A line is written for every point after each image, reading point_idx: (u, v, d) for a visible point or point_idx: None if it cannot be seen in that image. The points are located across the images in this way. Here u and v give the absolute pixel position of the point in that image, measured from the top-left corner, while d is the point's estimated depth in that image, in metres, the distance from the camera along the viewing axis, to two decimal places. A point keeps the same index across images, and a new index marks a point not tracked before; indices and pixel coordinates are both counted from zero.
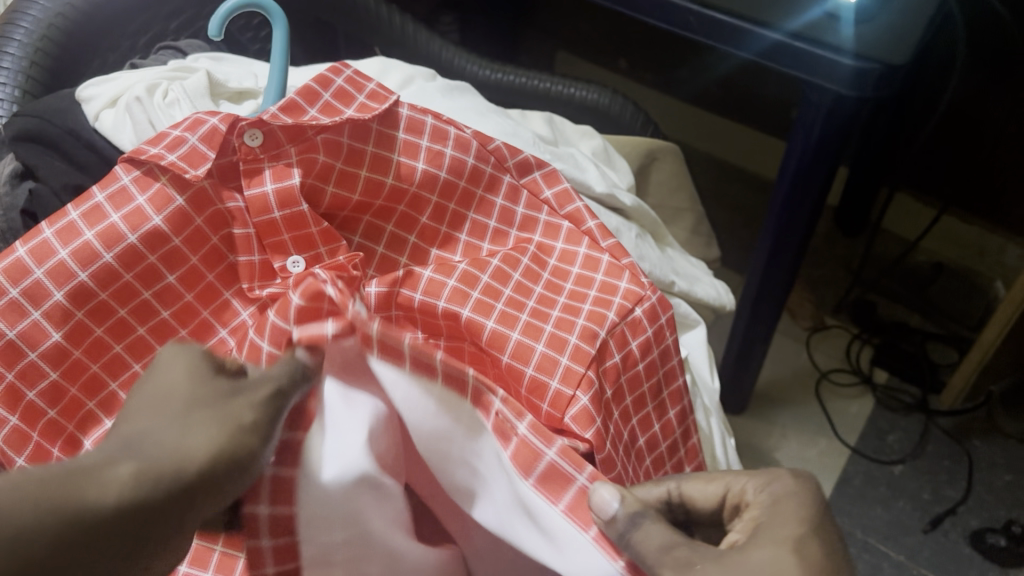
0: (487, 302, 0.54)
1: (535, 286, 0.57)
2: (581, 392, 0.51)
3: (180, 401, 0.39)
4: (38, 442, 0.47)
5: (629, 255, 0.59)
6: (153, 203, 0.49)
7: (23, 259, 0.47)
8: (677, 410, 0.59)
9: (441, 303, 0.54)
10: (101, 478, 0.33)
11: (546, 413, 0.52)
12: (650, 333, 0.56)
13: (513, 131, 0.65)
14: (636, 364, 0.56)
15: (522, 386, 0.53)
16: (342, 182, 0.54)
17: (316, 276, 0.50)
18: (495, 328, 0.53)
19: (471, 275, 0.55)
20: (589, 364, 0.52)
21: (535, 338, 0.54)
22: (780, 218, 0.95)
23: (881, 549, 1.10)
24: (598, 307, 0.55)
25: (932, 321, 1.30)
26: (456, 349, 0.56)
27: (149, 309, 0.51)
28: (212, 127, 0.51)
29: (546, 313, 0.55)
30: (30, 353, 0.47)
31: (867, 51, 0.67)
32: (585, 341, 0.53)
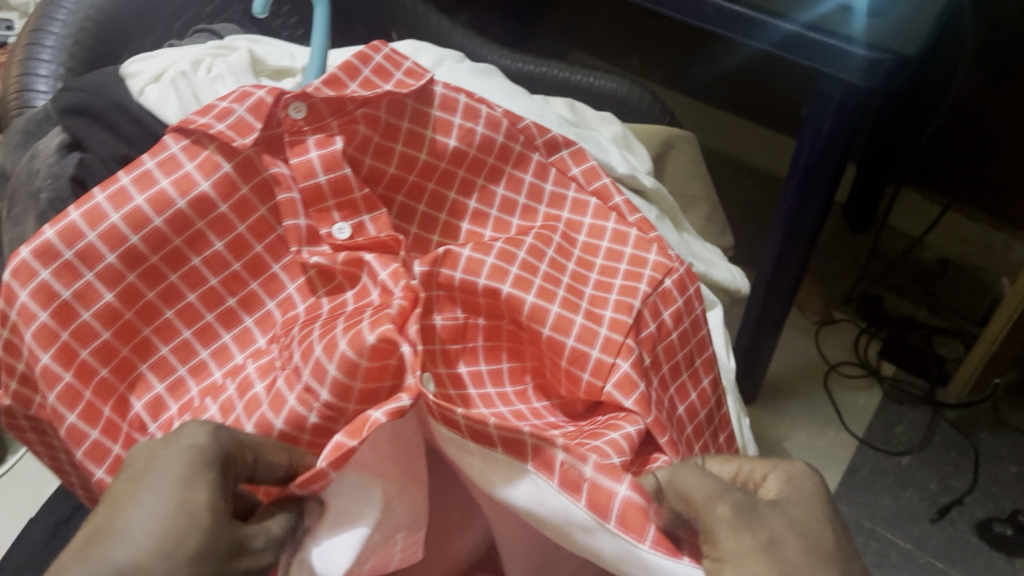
0: (525, 277, 0.56)
1: (567, 263, 0.59)
2: (621, 358, 0.54)
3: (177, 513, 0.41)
4: (91, 400, 0.49)
5: (654, 229, 0.61)
6: (201, 170, 0.51)
7: (77, 223, 0.49)
8: (711, 378, 0.61)
9: (481, 280, 0.56)
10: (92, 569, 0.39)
11: (588, 381, 0.54)
12: (680, 303, 0.58)
13: (541, 112, 0.68)
14: (670, 334, 0.58)
15: (562, 357, 0.55)
16: (379, 155, 0.57)
17: (366, 261, 0.53)
18: (536, 302, 0.55)
19: (509, 252, 0.57)
20: (628, 332, 0.54)
21: (573, 312, 0.56)
22: (793, 206, 0.97)
23: (889, 537, 1.12)
24: (630, 281, 0.57)
25: (939, 315, 1.32)
26: (494, 329, 0.58)
27: (197, 276, 0.52)
28: (259, 99, 0.52)
29: (580, 290, 0.57)
30: (83, 313, 0.49)
31: (878, 40, 0.69)
32: (621, 312, 0.55)
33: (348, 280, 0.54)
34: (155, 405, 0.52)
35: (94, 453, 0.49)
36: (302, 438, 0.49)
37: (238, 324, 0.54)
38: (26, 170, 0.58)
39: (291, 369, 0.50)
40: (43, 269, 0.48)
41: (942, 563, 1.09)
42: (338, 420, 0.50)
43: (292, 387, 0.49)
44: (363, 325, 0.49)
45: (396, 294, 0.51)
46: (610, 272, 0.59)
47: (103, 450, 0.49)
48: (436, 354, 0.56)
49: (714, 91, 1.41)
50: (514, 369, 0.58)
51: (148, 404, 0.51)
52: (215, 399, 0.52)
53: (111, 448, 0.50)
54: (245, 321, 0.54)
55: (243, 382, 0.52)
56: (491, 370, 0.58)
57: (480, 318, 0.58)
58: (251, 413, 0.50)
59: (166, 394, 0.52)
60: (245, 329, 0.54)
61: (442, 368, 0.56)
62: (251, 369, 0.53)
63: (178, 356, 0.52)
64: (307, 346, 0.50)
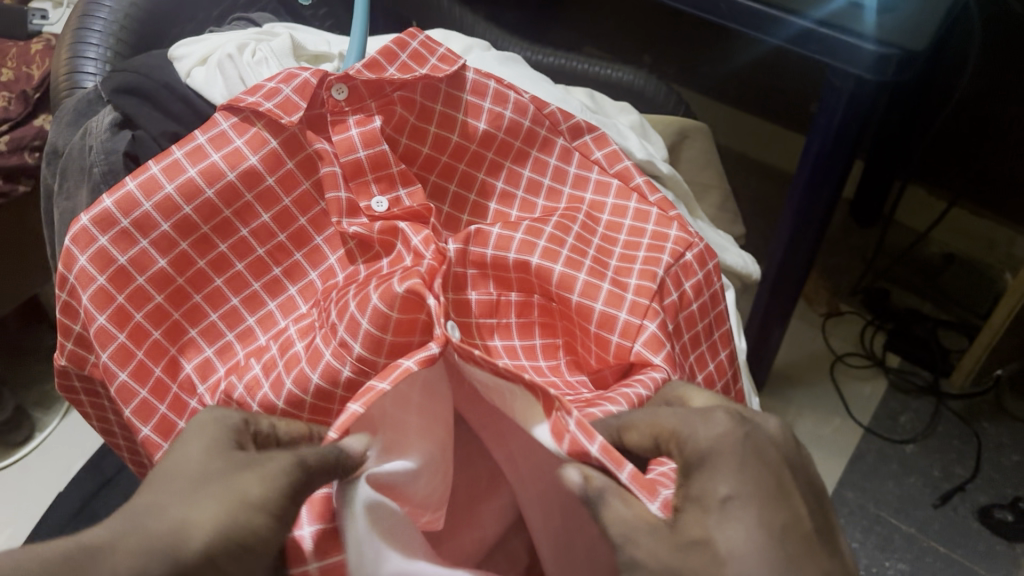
0: (553, 249, 0.58)
1: (593, 239, 0.61)
2: (648, 320, 0.56)
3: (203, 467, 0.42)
4: (143, 359, 0.52)
5: (675, 209, 0.64)
6: (250, 146, 0.55)
7: (133, 193, 0.52)
8: (728, 352, 0.64)
9: (511, 254, 0.59)
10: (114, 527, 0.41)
11: (617, 343, 0.56)
12: (700, 277, 0.61)
13: (564, 99, 0.71)
14: (691, 304, 0.61)
15: (592, 322, 0.57)
16: (414, 136, 0.61)
17: (400, 228, 0.55)
18: (564, 272, 0.58)
19: (537, 228, 0.60)
20: (653, 297, 0.57)
21: (600, 279, 0.58)
22: (803, 199, 1.00)
23: (893, 521, 1.15)
24: (654, 252, 0.60)
25: (943, 307, 1.34)
26: (526, 306, 0.60)
27: (246, 246, 0.56)
28: (304, 81, 0.56)
29: (606, 262, 0.60)
30: (138, 278, 0.52)
31: (888, 36, 0.72)
32: (645, 279, 0.58)
33: (383, 249, 0.56)
34: (204, 368, 0.55)
35: (142, 411, 0.53)
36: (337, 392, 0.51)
37: (283, 293, 0.57)
38: (78, 146, 0.62)
39: (330, 328, 0.52)
40: (102, 235, 0.52)
41: (944, 547, 1.12)
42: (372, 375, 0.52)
43: (328, 343, 0.52)
44: (392, 281, 0.51)
45: (426, 257, 0.53)
46: (634, 247, 0.61)
47: (150, 408, 0.53)
48: (470, 326, 0.59)
49: (723, 86, 1.44)
50: (547, 346, 0.60)
51: (198, 366, 0.55)
52: (258, 360, 0.54)
53: (157, 407, 0.53)
54: (289, 289, 0.57)
55: (284, 342, 0.55)
56: (524, 345, 0.60)
57: (512, 294, 0.60)
58: (290, 368, 0.52)
59: (215, 357, 0.55)
60: (289, 297, 0.57)
61: (478, 340, 0.59)
62: (292, 330, 0.55)
63: (227, 322, 0.56)
64: (344, 307, 0.52)
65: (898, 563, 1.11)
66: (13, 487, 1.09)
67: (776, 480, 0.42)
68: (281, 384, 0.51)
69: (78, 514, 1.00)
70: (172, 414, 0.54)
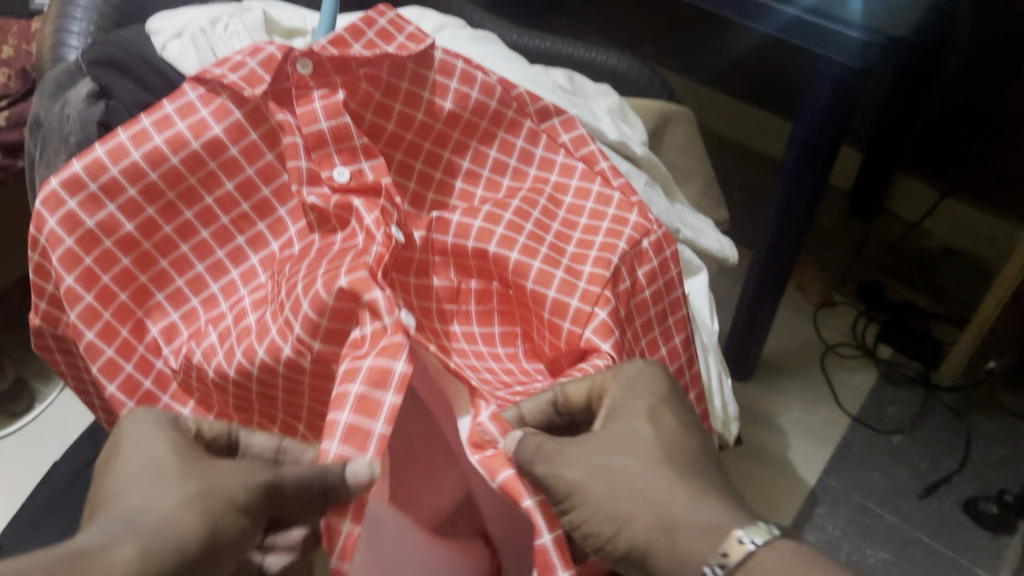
0: (510, 236, 0.59)
1: (552, 223, 0.62)
2: (598, 307, 0.56)
3: (180, 468, 0.47)
4: (108, 320, 0.54)
5: (637, 194, 0.65)
6: (215, 116, 0.56)
7: (101, 158, 0.54)
8: (682, 337, 0.64)
9: (470, 241, 0.60)
10: (104, 561, 0.42)
11: (568, 330, 0.57)
12: (654, 263, 0.62)
13: (535, 78, 0.71)
14: (643, 290, 0.61)
15: (545, 309, 0.58)
16: (379, 112, 0.61)
17: (355, 205, 0.56)
18: (519, 259, 0.58)
19: (496, 215, 0.61)
20: (605, 285, 0.57)
21: (554, 267, 0.59)
22: (790, 188, 1.00)
23: (877, 511, 1.13)
24: (610, 238, 0.60)
25: (941, 302, 1.31)
26: (486, 293, 0.61)
27: (211, 214, 0.57)
28: (269, 55, 0.57)
29: (563, 248, 0.61)
30: (105, 240, 0.54)
31: (875, 25, 0.72)
32: (600, 266, 0.58)
33: (339, 223, 0.58)
34: (170, 331, 0.56)
35: (108, 368, 0.54)
36: (278, 366, 0.52)
37: (245, 263, 0.59)
38: (58, 116, 0.63)
39: (278, 305, 0.53)
40: (70, 198, 0.53)
41: (929, 538, 1.10)
42: (308, 357, 0.52)
43: (275, 319, 0.53)
44: (340, 270, 0.52)
45: (375, 240, 0.54)
46: (593, 228, 0.62)
47: (116, 366, 0.55)
48: (430, 310, 0.60)
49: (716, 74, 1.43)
50: (506, 333, 0.61)
51: (163, 329, 0.56)
52: (215, 326, 0.56)
53: (123, 366, 0.55)
54: (251, 259, 0.59)
55: (238, 312, 0.57)
56: (484, 332, 0.61)
57: (473, 282, 0.61)
58: (242, 339, 0.54)
59: (179, 322, 0.56)
60: (250, 267, 0.59)
61: (438, 323, 0.60)
62: (247, 301, 0.57)
63: (192, 288, 0.57)
64: (292, 291, 0.52)
65: (881, 552, 1.09)
66: (12, 456, 1.10)
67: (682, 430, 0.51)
68: (233, 353, 0.53)
69: (72, 483, 0.95)
70: (136, 372, 0.55)
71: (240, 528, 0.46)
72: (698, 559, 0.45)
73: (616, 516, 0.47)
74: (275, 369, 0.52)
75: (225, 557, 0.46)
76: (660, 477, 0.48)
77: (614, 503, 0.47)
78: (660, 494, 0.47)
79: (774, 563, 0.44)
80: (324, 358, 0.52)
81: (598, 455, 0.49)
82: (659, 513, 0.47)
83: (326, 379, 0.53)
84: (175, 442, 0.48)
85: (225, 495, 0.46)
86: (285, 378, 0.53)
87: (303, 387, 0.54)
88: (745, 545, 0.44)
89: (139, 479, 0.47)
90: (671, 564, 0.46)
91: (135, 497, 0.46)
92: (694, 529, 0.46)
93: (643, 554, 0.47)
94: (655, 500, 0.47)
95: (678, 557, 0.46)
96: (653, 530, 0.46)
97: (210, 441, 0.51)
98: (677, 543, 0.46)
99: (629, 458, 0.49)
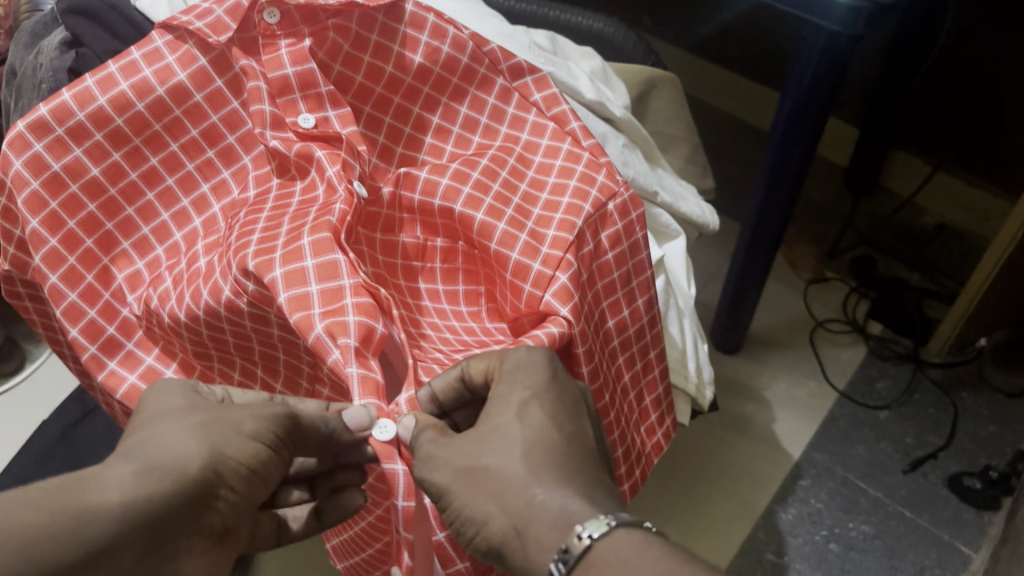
0: (476, 197, 0.59)
1: (519, 184, 0.62)
2: (559, 272, 0.56)
3: (185, 409, 0.49)
4: (73, 264, 0.55)
5: (607, 155, 0.64)
6: (180, 62, 0.56)
7: (67, 103, 0.54)
8: (646, 299, 0.65)
9: (436, 200, 0.59)
10: (102, 481, 0.43)
11: (529, 292, 0.57)
12: (619, 226, 0.62)
13: (510, 34, 0.74)
14: (606, 254, 0.61)
15: (508, 269, 0.58)
16: (348, 63, 0.61)
17: (316, 156, 0.56)
18: (484, 220, 0.59)
19: (462, 173, 0.61)
20: (568, 249, 0.57)
21: (518, 229, 0.59)
22: (776, 155, 0.96)
23: (859, 485, 1.12)
24: (576, 200, 0.60)
25: (931, 279, 1.34)
26: (450, 252, 0.61)
27: (176, 161, 0.58)
28: (237, 3, 0.57)
29: (528, 210, 0.61)
30: (72, 184, 0.55)
31: None
32: (563, 230, 0.58)
33: (299, 172, 0.58)
34: (134, 278, 0.57)
35: (72, 312, 0.55)
36: (219, 308, 0.53)
37: (208, 211, 0.59)
38: (32, 66, 0.64)
39: (227, 247, 0.54)
40: (37, 141, 0.54)
41: (911, 513, 1.09)
42: (244, 299, 0.52)
43: (223, 260, 0.54)
44: (304, 230, 0.52)
45: (339, 194, 0.54)
46: (561, 187, 0.62)
47: (80, 311, 0.55)
48: (396, 267, 0.60)
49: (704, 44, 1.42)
50: (469, 292, 0.62)
51: (128, 277, 0.57)
52: (173, 271, 0.57)
53: (88, 310, 0.55)
54: (214, 207, 0.59)
55: (191, 257, 0.57)
56: (447, 291, 0.61)
57: (439, 240, 0.61)
58: (192, 282, 0.55)
59: (143, 269, 0.57)
60: (212, 215, 0.59)
61: (402, 280, 0.60)
62: (202, 245, 0.57)
63: (157, 236, 0.58)
64: (245, 240, 0.53)
65: (862, 525, 1.08)
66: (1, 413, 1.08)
67: (555, 416, 0.48)
68: (185, 296, 0.54)
69: (59, 441, 0.90)
70: (101, 318, 0.56)
71: (251, 453, 0.48)
72: (545, 559, 0.44)
73: (475, 517, 0.46)
74: (217, 311, 0.53)
75: (233, 481, 0.47)
76: (519, 474, 0.46)
77: (474, 501, 0.46)
78: (513, 493, 0.45)
79: (617, 554, 0.42)
80: (262, 296, 0.51)
81: (459, 453, 0.47)
82: (513, 515, 0.45)
83: (264, 326, 0.54)
84: (186, 391, 0.50)
85: (231, 425, 0.48)
86: (229, 321, 0.54)
87: (245, 327, 0.54)
88: (583, 540, 0.42)
89: (146, 421, 0.48)
90: (525, 564, 0.45)
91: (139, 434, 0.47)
92: (546, 524, 0.44)
93: (500, 552, 0.46)
94: (510, 499, 0.45)
95: (528, 557, 0.44)
96: (506, 530, 0.45)
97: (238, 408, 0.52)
98: (528, 545, 0.44)
99: (489, 455, 0.47)
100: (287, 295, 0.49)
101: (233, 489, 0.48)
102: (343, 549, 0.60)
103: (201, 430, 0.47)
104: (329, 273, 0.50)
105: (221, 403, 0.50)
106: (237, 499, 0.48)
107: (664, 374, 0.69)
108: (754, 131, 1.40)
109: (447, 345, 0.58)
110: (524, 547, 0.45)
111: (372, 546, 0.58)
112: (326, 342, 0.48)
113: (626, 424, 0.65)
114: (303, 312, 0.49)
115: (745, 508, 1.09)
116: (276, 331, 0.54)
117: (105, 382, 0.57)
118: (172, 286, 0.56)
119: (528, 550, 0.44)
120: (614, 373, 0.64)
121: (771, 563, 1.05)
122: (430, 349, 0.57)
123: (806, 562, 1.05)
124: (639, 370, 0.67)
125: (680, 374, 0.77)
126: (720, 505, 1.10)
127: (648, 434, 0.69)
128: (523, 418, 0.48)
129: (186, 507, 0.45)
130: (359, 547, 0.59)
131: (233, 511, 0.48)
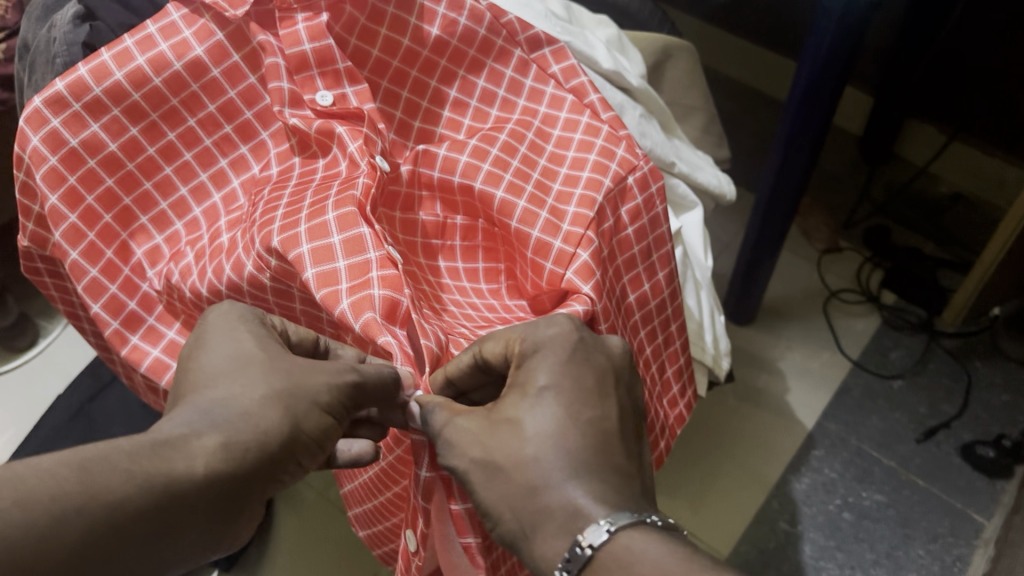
0: (496, 173, 0.59)
1: (539, 159, 0.62)
2: (581, 249, 0.55)
3: (258, 365, 0.46)
4: (93, 241, 0.55)
5: (626, 129, 0.64)
6: (197, 37, 0.56)
7: (84, 78, 0.53)
8: (666, 272, 0.64)
9: (456, 177, 0.59)
10: (188, 450, 0.42)
11: (550, 270, 0.56)
12: (639, 201, 0.61)
13: (527, 4, 0.73)
14: (626, 229, 0.61)
15: (529, 248, 0.57)
16: (364, 37, 0.61)
17: (338, 132, 0.56)
18: (505, 198, 0.58)
19: (482, 149, 0.60)
20: (589, 226, 0.56)
21: (539, 207, 0.58)
22: (791, 125, 0.95)
23: (873, 455, 1.12)
24: (596, 174, 0.60)
25: (946, 249, 1.29)
26: (471, 229, 0.61)
27: (193, 136, 0.57)
28: None
29: (548, 185, 0.60)
30: (89, 160, 0.54)
31: None
32: (583, 207, 0.57)
33: (321, 150, 0.57)
34: (153, 253, 0.57)
35: (93, 288, 0.55)
36: (242, 285, 0.53)
37: (227, 185, 0.59)
38: (45, 40, 0.63)
39: (251, 224, 0.54)
40: (54, 117, 0.53)
41: (924, 481, 1.09)
42: (267, 273, 0.52)
43: (244, 241, 0.53)
44: (328, 205, 0.52)
45: (361, 170, 0.54)
46: (581, 160, 0.61)
47: (100, 287, 0.55)
48: (416, 245, 0.60)
49: (715, 12, 1.40)
50: (488, 269, 0.61)
51: (147, 252, 0.57)
52: (193, 248, 0.57)
53: (108, 287, 0.56)
54: (233, 182, 0.59)
55: (213, 233, 0.57)
56: (467, 268, 0.61)
57: (458, 218, 0.61)
58: (214, 258, 0.55)
59: (162, 245, 0.57)
60: (232, 190, 0.59)
61: (422, 258, 0.60)
62: (223, 223, 0.57)
63: (176, 211, 0.58)
64: (269, 216, 0.53)
65: (876, 495, 1.08)
66: (15, 391, 1.08)
67: (572, 401, 0.47)
68: (207, 272, 0.54)
69: (74, 417, 0.90)
70: (122, 294, 0.56)
71: (323, 427, 0.47)
72: (552, 559, 0.44)
73: (489, 512, 0.46)
74: (240, 289, 0.53)
75: (304, 456, 0.47)
76: (531, 473, 0.45)
77: (490, 495, 0.46)
78: (524, 491, 0.45)
79: (635, 550, 0.42)
80: (284, 271, 0.51)
81: (474, 444, 0.46)
82: (522, 516, 0.45)
83: (286, 301, 0.54)
84: (260, 336, 0.48)
85: (309, 396, 0.46)
86: (252, 296, 0.54)
87: (268, 301, 0.54)
88: (588, 546, 0.43)
89: (214, 378, 0.46)
90: (534, 561, 0.45)
91: (220, 389, 0.46)
92: (552, 529, 0.44)
93: (513, 547, 0.46)
94: (521, 498, 0.45)
95: (537, 556, 0.45)
96: (518, 529, 0.45)
97: (295, 343, 0.50)
98: (537, 546, 0.45)
99: (501, 449, 0.46)
100: (315, 272, 0.49)
101: (300, 464, 0.47)
102: (364, 518, 0.61)
103: (275, 404, 0.45)
104: (356, 248, 0.50)
105: (286, 348, 0.48)
106: (303, 469, 0.48)
107: (685, 345, 0.69)
108: (769, 102, 1.40)
109: (470, 322, 0.58)
110: (534, 544, 0.45)
111: (394, 517, 0.58)
112: (349, 316, 0.48)
113: (649, 396, 0.65)
114: (330, 289, 0.49)
115: (759, 479, 1.10)
116: (296, 309, 0.54)
117: (130, 356, 0.57)
118: (191, 265, 0.56)
119: (536, 548, 0.45)
120: (636, 346, 0.64)
121: (785, 532, 1.05)
122: (455, 325, 0.57)
123: (820, 532, 1.05)
124: (660, 343, 0.66)
125: (698, 346, 0.77)
126: (733, 478, 1.10)
127: (671, 405, 0.69)
128: (542, 407, 0.47)
129: (260, 481, 0.45)
130: (381, 518, 0.59)
131: (300, 473, 0.48)
